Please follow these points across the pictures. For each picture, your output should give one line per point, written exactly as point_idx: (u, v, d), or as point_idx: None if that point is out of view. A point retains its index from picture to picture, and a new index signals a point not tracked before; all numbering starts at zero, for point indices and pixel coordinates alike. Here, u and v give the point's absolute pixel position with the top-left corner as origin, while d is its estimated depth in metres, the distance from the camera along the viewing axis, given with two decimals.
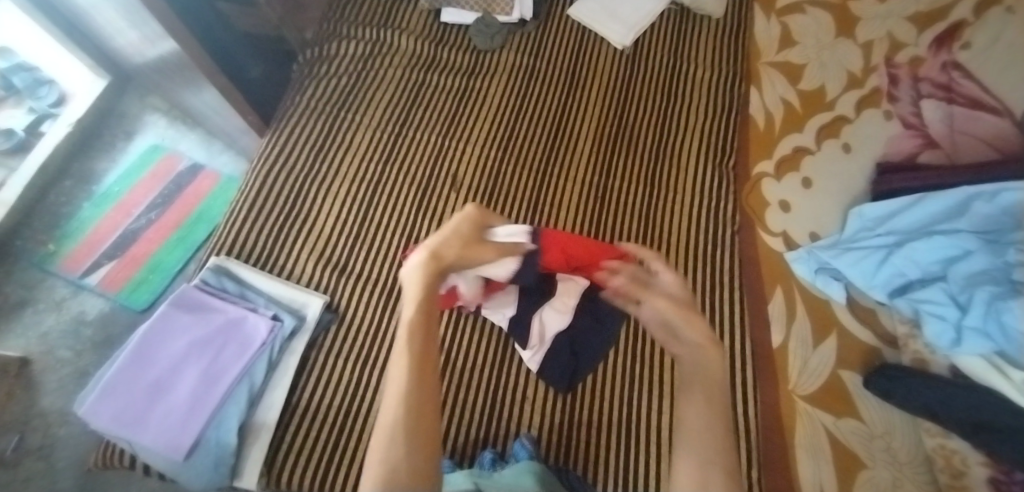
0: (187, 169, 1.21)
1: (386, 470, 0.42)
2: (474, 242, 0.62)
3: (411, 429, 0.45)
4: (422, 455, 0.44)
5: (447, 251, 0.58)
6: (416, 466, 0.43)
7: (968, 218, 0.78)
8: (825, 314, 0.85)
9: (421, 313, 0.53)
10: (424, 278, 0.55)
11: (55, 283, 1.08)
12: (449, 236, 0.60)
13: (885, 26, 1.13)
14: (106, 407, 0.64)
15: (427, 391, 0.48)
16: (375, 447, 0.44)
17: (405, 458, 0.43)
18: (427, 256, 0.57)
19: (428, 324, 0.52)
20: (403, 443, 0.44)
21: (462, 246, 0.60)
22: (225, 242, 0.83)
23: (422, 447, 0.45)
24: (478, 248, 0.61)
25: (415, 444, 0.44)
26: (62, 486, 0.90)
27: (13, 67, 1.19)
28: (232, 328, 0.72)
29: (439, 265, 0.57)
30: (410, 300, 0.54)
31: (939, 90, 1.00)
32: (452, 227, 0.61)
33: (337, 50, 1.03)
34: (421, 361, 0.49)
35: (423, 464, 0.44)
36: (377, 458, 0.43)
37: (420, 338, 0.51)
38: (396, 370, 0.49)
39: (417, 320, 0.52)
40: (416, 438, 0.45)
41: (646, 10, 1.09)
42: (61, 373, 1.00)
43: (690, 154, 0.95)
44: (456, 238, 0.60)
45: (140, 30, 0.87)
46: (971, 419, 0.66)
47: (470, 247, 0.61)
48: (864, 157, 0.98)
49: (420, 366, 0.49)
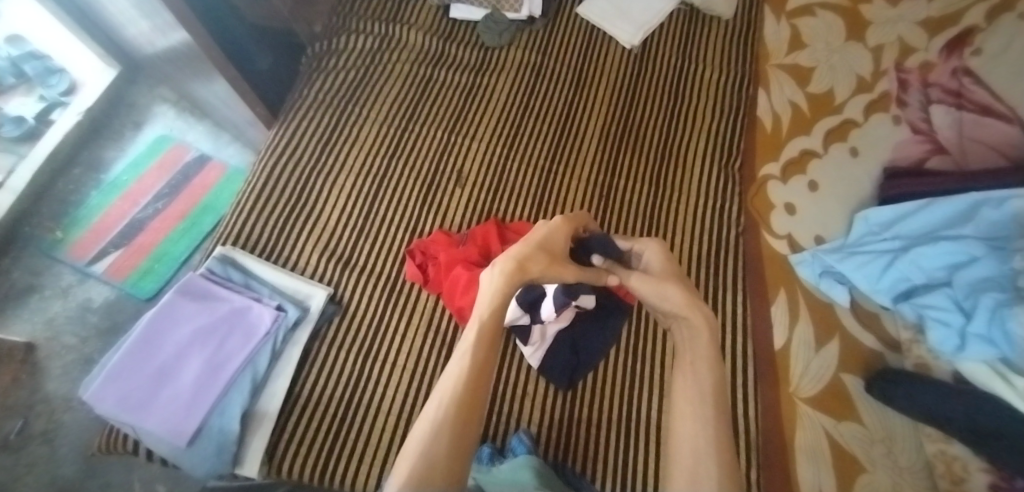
0: (195, 159, 1.22)
1: (423, 464, 0.45)
2: (558, 261, 0.61)
3: (455, 427, 0.48)
4: (456, 452, 0.47)
5: (531, 263, 0.58)
6: (450, 463, 0.46)
7: (974, 224, 0.78)
8: (827, 318, 0.85)
9: (490, 315, 0.55)
10: (500, 287, 0.56)
11: (61, 269, 1.09)
12: (537, 249, 0.60)
13: (896, 30, 1.12)
14: (110, 393, 0.64)
15: (478, 393, 0.51)
16: (417, 440, 0.47)
17: (446, 454, 0.46)
18: (511, 265, 0.57)
19: (494, 334, 0.55)
20: (447, 439, 0.47)
21: (549, 261, 0.60)
22: (230, 233, 0.83)
23: (460, 445, 0.47)
24: (560, 266, 0.60)
25: (455, 441, 0.47)
26: (65, 471, 0.91)
27: (25, 56, 1.19)
28: (237, 317, 0.72)
29: (522, 278, 0.57)
30: (484, 302, 0.56)
31: (949, 95, 0.99)
32: (543, 236, 0.61)
33: (345, 44, 1.03)
34: (478, 364, 0.52)
35: (458, 461, 0.46)
36: (417, 450, 0.46)
37: (483, 344, 0.54)
38: (456, 372, 0.52)
39: (485, 323, 0.55)
40: (457, 435, 0.47)
41: (655, 9, 1.09)
42: (66, 359, 1.01)
43: (696, 155, 0.95)
44: (543, 251, 0.60)
45: (152, 20, 0.88)
46: (970, 426, 0.66)
47: (555, 264, 0.60)
48: (871, 161, 0.97)
49: (478, 368, 0.52)
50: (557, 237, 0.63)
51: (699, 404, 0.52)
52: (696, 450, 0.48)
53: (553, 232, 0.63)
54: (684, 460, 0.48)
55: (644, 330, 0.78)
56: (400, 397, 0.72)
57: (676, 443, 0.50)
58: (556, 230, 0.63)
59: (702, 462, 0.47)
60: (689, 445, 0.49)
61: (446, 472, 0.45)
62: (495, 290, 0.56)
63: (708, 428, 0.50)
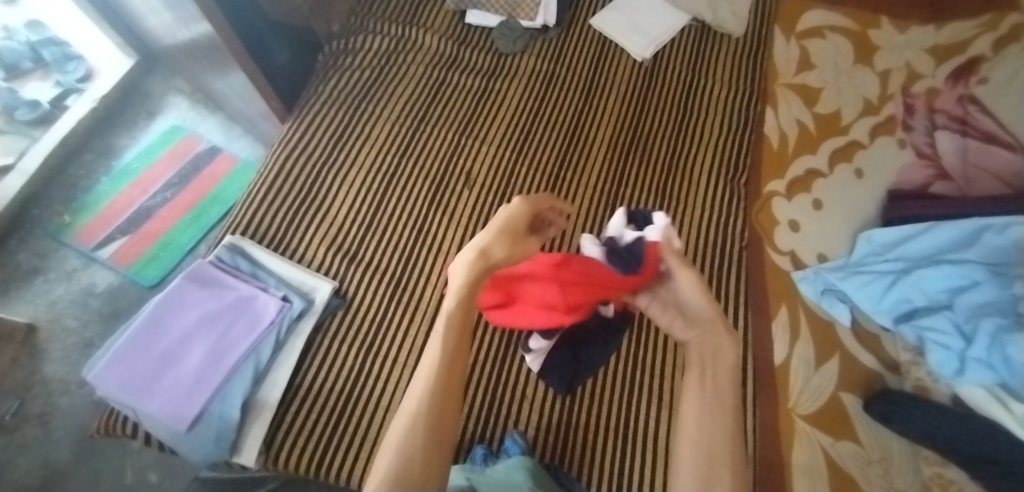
0: (206, 150, 1.23)
1: (402, 456, 0.45)
2: (519, 238, 0.62)
3: (430, 417, 0.47)
4: (436, 441, 0.46)
5: (494, 246, 0.58)
6: (429, 455, 0.45)
7: (977, 248, 0.79)
8: (828, 336, 0.85)
9: (458, 310, 0.55)
10: (467, 279, 0.56)
11: (67, 253, 1.10)
12: (498, 232, 0.60)
13: (904, 56, 1.13)
14: (114, 375, 0.65)
15: (449, 387, 0.50)
16: (392, 435, 0.47)
17: (422, 445, 0.46)
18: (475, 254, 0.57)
19: (464, 321, 0.54)
20: (422, 431, 0.46)
21: (511, 246, 0.60)
22: (239, 223, 0.84)
23: (436, 438, 0.47)
24: (522, 244, 0.62)
25: (431, 438, 0.46)
26: (58, 455, 0.91)
27: (44, 41, 1.22)
28: (243, 305, 0.73)
29: (484, 265, 0.57)
30: (451, 295, 0.56)
31: (954, 122, 1.01)
32: (503, 219, 0.61)
33: (361, 44, 1.05)
34: (449, 357, 0.52)
35: (434, 456, 0.46)
36: (395, 443, 0.46)
37: (452, 338, 0.53)
38: (427, 365, 0.52)
39: (452, 319, 0.54)
40: (433, 427, 0.47)
41: (668, 25, 1.11)
42: (66, 342, 1.01)
43: (702, 166, 0.96)
44: (504, 235, 0.60)
45: (175, 11, 0.90)
46: (969, 451, 0.67)
47: (515, 245, 0.61)
48: (876, 183, 0.98)
49: (450, 360, 0.52)
50: (518, 219, 0.62)
51: (703, 402, 0.53)
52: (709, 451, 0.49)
53: (510, 213, 0.62)
54: (691, 462, 0.49)
55: (642, 337, 0.78)
56: (400, 391, 0.72)
57: (681, 446, 0.51)
58: (514, 209, 0.63)
59: (715, 462, 0.48)
60: (696, 444, 0.50)
61: (423, 463, 0.45)
62: (460, 283, 0.56)
63: (724, 433, 0.50)
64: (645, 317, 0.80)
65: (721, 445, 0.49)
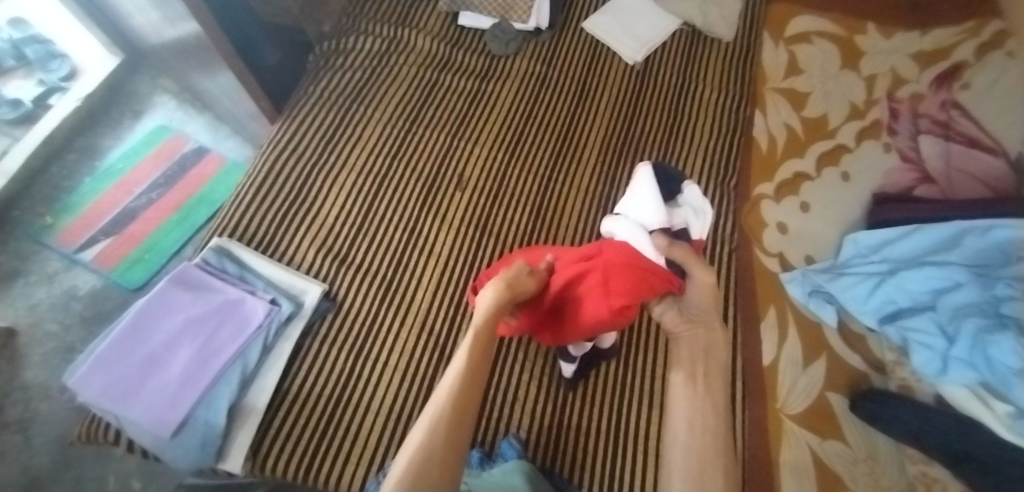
0: (193, 151, 1.21)
1: (420, 459, 0.44)
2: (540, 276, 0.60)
3: (449, 422, 0.47)
4: (453, 445, 0.46)
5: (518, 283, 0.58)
6: (447, 459, 0.45)
7: (960, 251, 0.81)
8: (815, 337, 0.86)
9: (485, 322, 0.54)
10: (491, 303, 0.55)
11: (48, 255, 1.08)
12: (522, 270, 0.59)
13: (889, 61, 1.15)
14: (96, 380, 0.64)
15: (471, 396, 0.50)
16: (412, 438, 0.47)
17: (442, 449, 0.45)
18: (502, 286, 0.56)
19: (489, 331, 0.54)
20: (442, 436, 0.46)
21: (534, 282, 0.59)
22: (228, 224, 0.83)
23: (453, 444, 0.46)
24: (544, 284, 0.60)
25: (450, 438, 0.46)
26: (39, 462, 0.89)
27: (28, 38, 1.20)
28: (230, 309, 0.72)
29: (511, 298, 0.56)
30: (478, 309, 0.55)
31: (937, 127, 1.03)
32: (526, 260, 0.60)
33: (353, 45, 1.04)
34: (473, 366, 0.51)
35: (451, 461, 0.45)
36: (414, 446, 0.45)
37: (477, 348, 0.52)
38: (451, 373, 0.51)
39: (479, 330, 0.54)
40: (452, 433, 0.47)
41: (659, 28, 1.12)
42: (47, 346, 0.99)
43: (692, 169, 0.96)
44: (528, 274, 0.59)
45: (162, 10, 0.89)
46: (950, 450, 0.68)
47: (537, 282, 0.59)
48: (862, 186, 1.00)
49: (473, 368, 0.51)
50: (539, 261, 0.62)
51: (694, 395, 0.53)
52: (701, 454, 0.48)
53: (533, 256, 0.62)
54: (683, 460, 0.48)
55: (634, 340, 0.79)
56: (390, 395, 0.72)
57: (674, 442, 0.50)
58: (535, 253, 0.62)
59: (708, 466, 0.47)
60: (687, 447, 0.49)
61: (440, 470, 0.44)
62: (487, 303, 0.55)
63: (716, 426, 0.50)
64: (644, 312, 0.81)
65: (713, 445, 0.48)
